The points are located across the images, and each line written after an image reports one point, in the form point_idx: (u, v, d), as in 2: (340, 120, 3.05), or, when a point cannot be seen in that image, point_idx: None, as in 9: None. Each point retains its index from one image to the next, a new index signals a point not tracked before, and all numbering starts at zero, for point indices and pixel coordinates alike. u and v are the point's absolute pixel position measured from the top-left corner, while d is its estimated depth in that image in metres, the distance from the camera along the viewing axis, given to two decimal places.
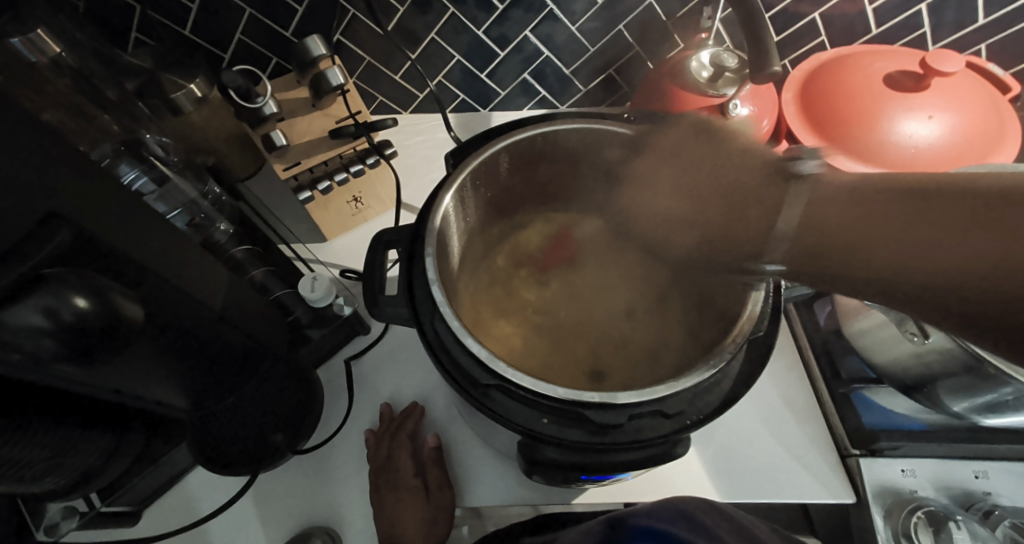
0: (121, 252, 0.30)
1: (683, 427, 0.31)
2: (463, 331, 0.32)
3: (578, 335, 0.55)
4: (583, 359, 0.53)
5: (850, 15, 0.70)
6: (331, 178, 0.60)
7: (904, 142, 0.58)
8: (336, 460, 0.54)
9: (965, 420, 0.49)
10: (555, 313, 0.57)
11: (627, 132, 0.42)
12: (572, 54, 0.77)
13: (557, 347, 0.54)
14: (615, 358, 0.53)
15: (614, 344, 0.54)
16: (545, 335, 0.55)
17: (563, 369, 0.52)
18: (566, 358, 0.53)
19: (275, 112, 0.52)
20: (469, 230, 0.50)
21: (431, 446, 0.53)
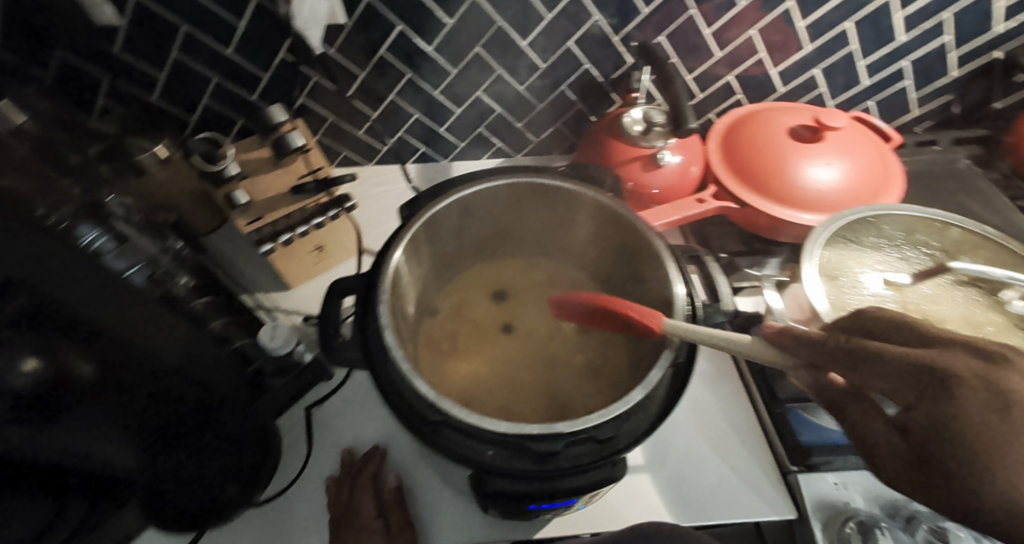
0: (68, 308, 0.34)
1: (616, 450, 0.35)
2: (412, 373, 0.35)
3: (501, 313, 0.62)
4: (486, 305, 0.63)
5: (758, 77, 0.81)
6: (292, 232, 0.62)
7: (809, 187, 0.67)
8: (297, 512, 0.53)
9: None
10: (531, 313, 0.62)
11: (562, 186, 0.47)
12: (522, 110, 0.85)
13: (475, 306, 0.62)
14: (463, 321, 0.62)
15: (477, 327, 0.61)
16: (493, 288, 0.63)
17: (474, 282, 0.63)
18: (471, 297, 0.63)
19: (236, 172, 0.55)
20: (466, 241, 0.56)
21: (391, 487, 0.54)
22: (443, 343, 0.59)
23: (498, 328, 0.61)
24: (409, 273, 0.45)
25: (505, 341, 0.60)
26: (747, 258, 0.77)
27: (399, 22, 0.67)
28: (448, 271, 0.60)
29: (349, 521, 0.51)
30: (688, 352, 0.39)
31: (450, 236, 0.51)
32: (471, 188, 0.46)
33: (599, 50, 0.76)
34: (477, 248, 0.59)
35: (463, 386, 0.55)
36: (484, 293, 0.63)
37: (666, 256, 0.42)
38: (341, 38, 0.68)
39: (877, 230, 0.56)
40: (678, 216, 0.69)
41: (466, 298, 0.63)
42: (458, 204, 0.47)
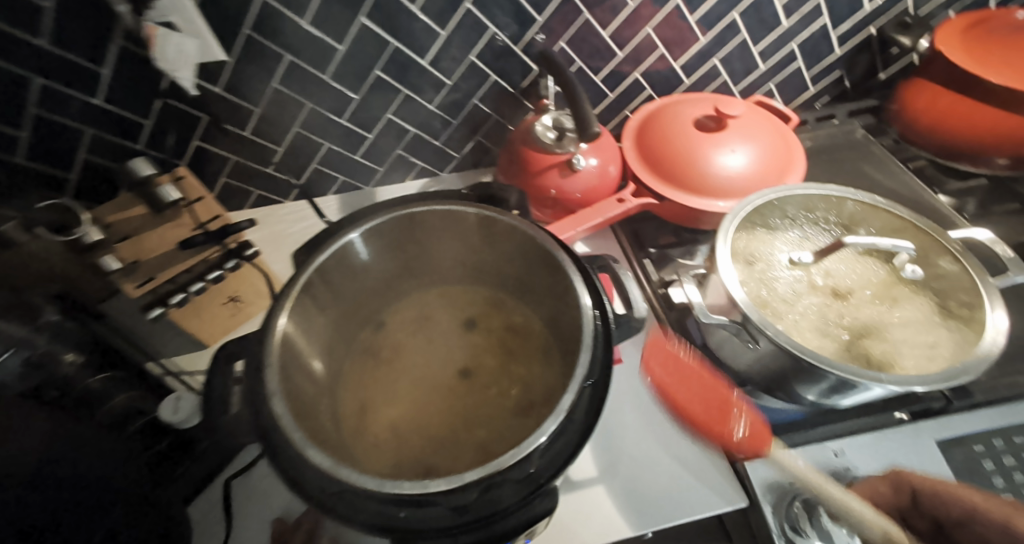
0: None
1: (536, 484, 0.33)
2: (303, 443, 0.31)
3: (456, 339, 0.56)
4: (449, 327, 0.56)
5: (663, 71, 0.82)
6: (186, 289, 0.57)
7: (721, 174, 0.68)
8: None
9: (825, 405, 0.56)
10: (482, 359, 0.54)
11: (466, 210, 0.45)
12: (438, 127, 0.83)
13: (438, 323, 0.57)
14: (419, 331, 0.56)
15: (422, 340, 0.56)
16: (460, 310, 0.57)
17: (448, 295, 0.58)
18: (437, 314, 0.57)
19: (98, 238, 0.49)
20: (411, 260, 0.52)
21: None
22: (376, 350, 0.54)
23: (439, 356, 0.54)
24: (307, 317, 0.42)
25: (445, 372, 0.53)
26: (678, 249, 0.78)
27: (287, 53, 0.63)
28: (427, 278, 0.56)
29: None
30: (602, 367, 0.38)
31: (372, 259, 0.48)
32: (362, 231, 0.44)
33: (505, 61, 0.75)
34: (441, 267, 0.55)
35: (367, 396, 0.51)
36: (454, 310, 0.57)
37: (572, 273, 0.42)
38: (225, 75, 0.63)
39: (781, 211, 0.58)
40: (600, 219, 0.70)
41: (433, 308, 0.57)
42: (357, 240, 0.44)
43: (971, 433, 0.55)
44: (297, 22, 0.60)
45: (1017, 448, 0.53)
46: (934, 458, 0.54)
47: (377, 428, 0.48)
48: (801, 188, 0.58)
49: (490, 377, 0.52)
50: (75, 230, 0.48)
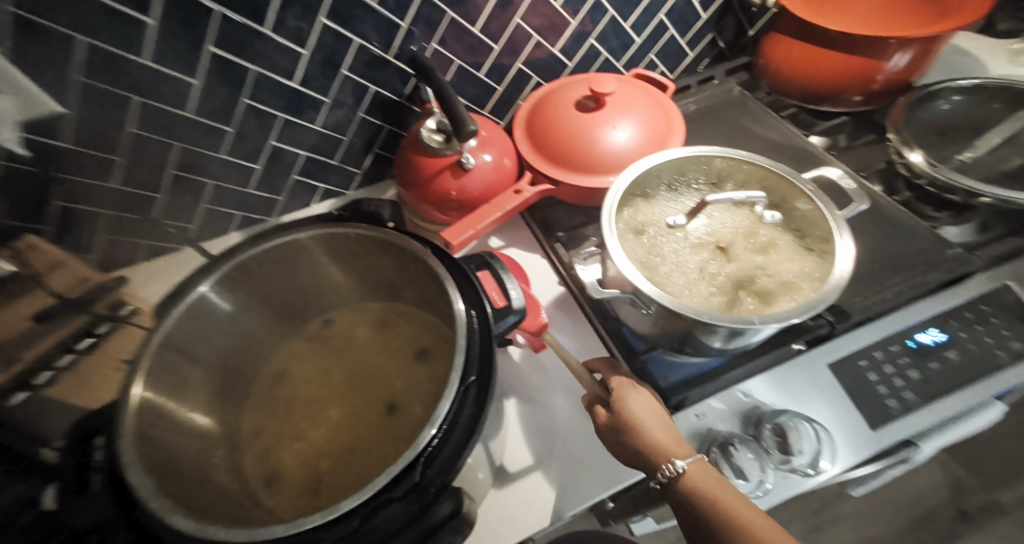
0: None
1: (424, 494, 0.33)
2: (164, 511, 0.30)
3: (397, 360, 0.51)
4: (399, 352, 0.51)
5: (544, 58, 0.84)
6: (50, 366, 0.53)
7: (607, 149, 0.70)
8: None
9: (729, 351, 0.60)
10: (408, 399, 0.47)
11: (327, 230, 0.45)
12: (330, 146, 0.80)
13: (390, 347, 0.52)
14: (368, 351, 0.52)
15: (364, 355, 0.52)
16: (416, 339, 0.50)
17: (410, 316, 0.52)
18: (395, 337, 0.52)
19: None
20: (344, 267, 0.51)
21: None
22: (319, 344, 0.54)
23: (362, 385, 0.50)
24: (172, 361, 0.40)
25: (372, 408, 0.48)
26: (589, 228, 0.80)
27: (134, 95, 0.59)
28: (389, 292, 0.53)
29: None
30: (481, 366, 0.38)
31: (283, 270, 0.48)
32: (212, 282, 0.42)
33: (380, 71, 0.73)
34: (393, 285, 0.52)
35: (288, 369, 0.53)
36: (412, 337, 0.51)
37: (444, 278, 0.42)
38: (69, 128, 0.58)
39: (658, 178, 0.62)
40: (499, 214, 0.70)
41: (391, 325, 0.53)
42: (236, 265, 0.43)
43: (856, 350, 0.60)
44: (138, 62, 0.56)
45: (893, 355, 0.60)
46: (829, 380, 0.59)
47: (275, 402, 0.50)
48: (674, 154, 0.60)
49: (398, 424, 0.46)
50: None
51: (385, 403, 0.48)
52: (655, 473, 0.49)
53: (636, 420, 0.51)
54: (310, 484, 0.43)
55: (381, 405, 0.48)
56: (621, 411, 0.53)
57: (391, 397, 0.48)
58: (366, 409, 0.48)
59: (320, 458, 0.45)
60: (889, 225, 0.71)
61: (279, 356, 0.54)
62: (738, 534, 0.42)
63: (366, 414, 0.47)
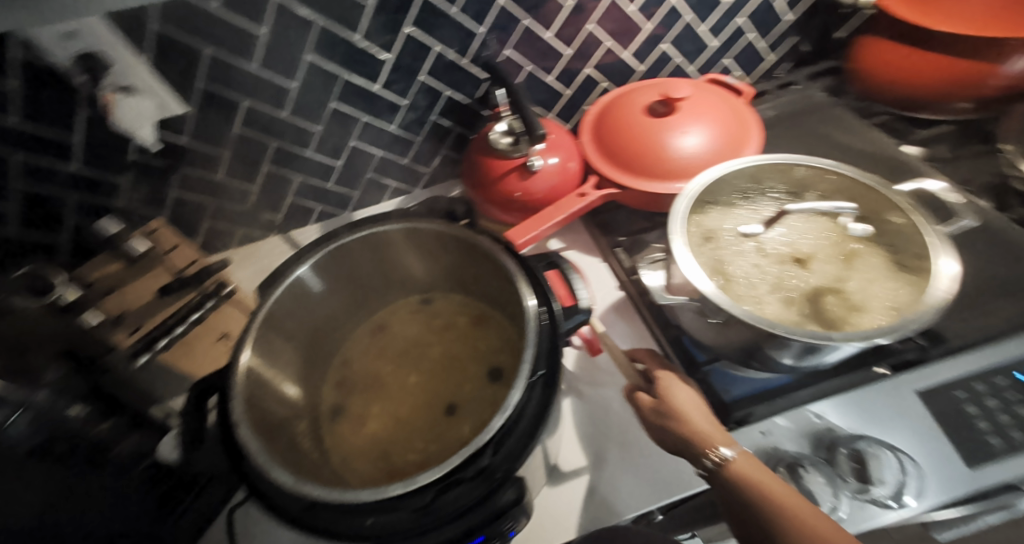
0: None
1: (491, 480, 0.35)
2: (268, 465, 0.34)
3: (469, 357, 0.54)
4: (477, 363, 0.53)
5: (615, 63, 0.84)
6: (169, 333, 0.59)
7: (676, 155, 0.69)
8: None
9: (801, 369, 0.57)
10: (466, 396, 0.51)
11: (421, 225, 0.48)
12: (403, 147, 0.85)
13: (473, 353, 0.54)
14: (455, 354, 0.55)
15: (448, 351, 0.56)
16: (498, 359, 0.52)
17: (504, 336, 0.53)
18: (481, 350, 0.54)
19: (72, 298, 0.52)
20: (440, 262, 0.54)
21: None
22: (420, 319, 0.59)
23: (432, 385, 0.53)
24: (283, 314, 0.46)
25: (435, 402, 0.51)
26: (651, 234, 0.79)
27: (242, 98, 0.66)
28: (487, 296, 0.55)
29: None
30: (549, 362, 0.39)
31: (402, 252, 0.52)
32: (310, 265, 0.46)
33: (454, 76, 0.77)
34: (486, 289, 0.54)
35: (387, 323, 0.59)
36: (494, 352, 0.53)
37: (516, 274, 0.44)
38: (189, 126, 0.66)
39: (732, 186, 0.60)
40: (563, 216, 0.71)
41: (484, 333, 0.55)
42: (357, 240, 0.48)
43: (952, 379, 0.55)
44: (249, 68, 0.63)
45: (996, 389, 0.54)
46: (915, 410, 0.55)
47: (367, 349, 0.58)
48: (751, 161, 0.58)
49: (458, 412, 0.49)
50: (54, 290, 0.52)
51: (446, 403, 0.51)
52: (701, 459, 0.48)
53: (678, 408, 0.52)
54: (354, 429, 0.51)
55: (443, 403, 0.51)
56: (665, 399, 0.53)
57: (454, 399, 0.51)
58: (429, 402, 0.51)
59: (371, 415, 0.51)
60: (998, 245, 0.64)
61: (386, 310, 0.60)
62: (777, 512, 0.42)
63: (428, 401, 0.51)
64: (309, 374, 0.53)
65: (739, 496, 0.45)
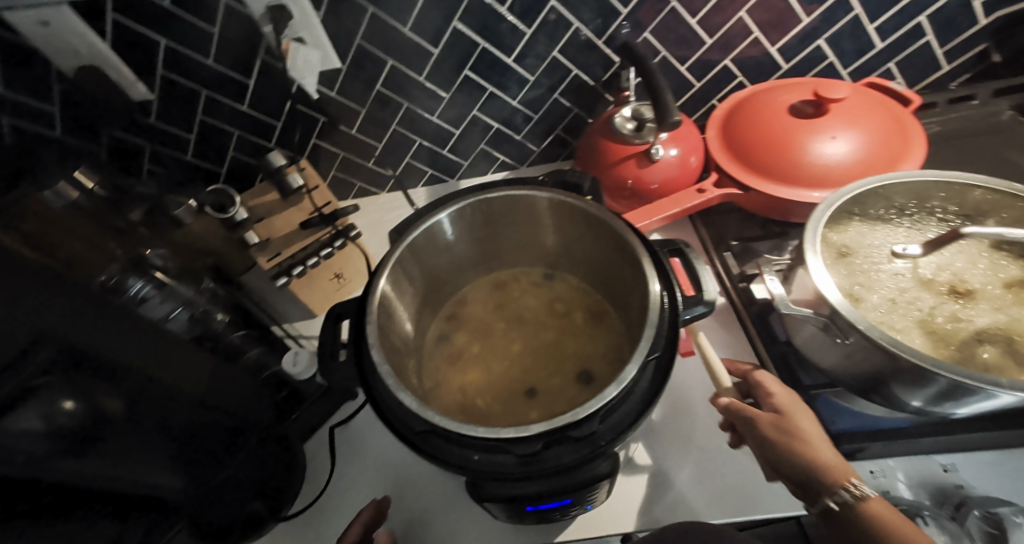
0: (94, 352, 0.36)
1: (596, 446, 0.35)
2: (397, 386, 0.37)
3: (569, 344, 0.56)
4: (571, 360, 0.54)
5: (757, 57, 0.79)
6: (303, 264, 0.66)
7: (817, 161, 0.64)
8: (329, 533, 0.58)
9: (934, 415, 0.51)
10: (547, 379, 0.53)
11: (563, 198, 0.47)
12: (519, 122, 0.87)
13: (570, 346, 0.55)
14: (558, 343, 0.56)
15: (548, 333, 0.57)
16: (594, 365, 0.53)
17: (612, 348, 0.53)
18: (577, 350, 0.55)
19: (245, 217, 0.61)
20: (570, 243, 0.55)
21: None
22: (540, 291, 0.61)
23: (523, 361, 0.55)
24: (429, 242, 0.50)
25: (517, 379, 0.53)
26: (767, 243, 0.74)
27: (390, 58, 0.71)
28: (610, 295, 0.56)
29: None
30: (666, 345, 0.39)
31: (555, 224, 0.53)
32: (449, 213, 0.48)
33: (586, 55, 0.77)
34: (608, 286, 0.55)
35: (506, 282, 0.62)
36: (591, 355, 0.54)
37: (641, 253, 0.42)
38: (340, 80, 0.72)
39: (887, 201, 0.54)
40: (677, 209, 0.69)
41: (597, 331, 0.56)
42: (519, 197, 0.49)
43: None
44: (402, 32, 0.68)
45: None
46: None
47: (482, 301, 0.61)
48: (921, 175, 0.52)
49: (543, 391, 0.52)
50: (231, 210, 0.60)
51: (526, 385, 0.52)
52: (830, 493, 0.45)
53: (806, 433, 0.47)
54: (449, 358, 0.57)
55: (524, 383, 0.52)
56: (789, 419, 0.49)
57: (531, 381, 0.53)
58: (515, 374, 0.54)
59: (464, 356, 0.57)
60: None
61: (514, 266, 0.62)
62: None
63: (514, 370, 0.54)
64: (425, 313, 0.57)
65: (872, 539, 0.41)
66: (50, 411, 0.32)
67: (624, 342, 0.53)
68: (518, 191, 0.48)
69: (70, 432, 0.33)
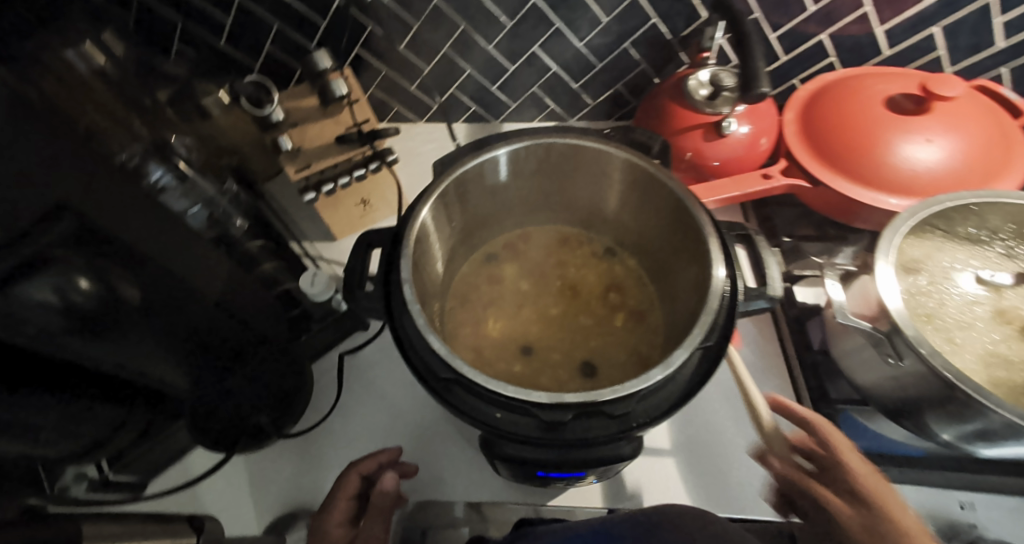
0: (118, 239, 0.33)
1: (627, 427, 0.33)
2: (427, 329, 0.35)
3: (600, 327, 0.54)
4: (580, 346, 0.52)
5: (858, 36, 0.71)
6: (334, 181, 0.62)
7: (902, 165, 0.58)
8: (325, 460, 0.58)
9: (959, 451, 0.50)
10: (546, 349, 0.52)
11: (641, 165, 0.43)
12: (580, 69, 0.80)
13: (587, 334, 0.53)
14: (585, 324, 0.54)
15: (583, 314, 0.55)
16: (602, 359, 0.51)
17: (637, 354, 0.51)
18: (594, 339, 0.52)
19: (281, 118, 0.55)
20: (638, 219, 0.51)
21: (383, 489, 0.47)
22: (598, 267, 0.58)
23: (538, 330, 0.53)
24: (489, 175, 0.46)
25: (517, 338, 0.53)
26: (820, 245, 0.69)
27: None
28: (664, 292, 0.52)
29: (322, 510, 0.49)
30: (719, 335, 0.36)
31: (641, 201, 0.48)
32: (510, 150, 0.44)
33: (671, 3, 0.69)
34: (664, 282, 0.52)
35: (567, 239, 0.59)
36: (606, 348, 0.52)
37: (709, 235, 0.38)
38: None
39: (979, 219, 0.49)
40: (738, 192, 0.64)
41: (631, 333, 0.53)
42: (600, 152, 0.44)
43: None
44: None
45: None
46: None
47: (534, 251, 0.58)
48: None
49: (546, 357, 0.51)
50: (266, 106, 0.54)
51: (522, 344, 0.52)
52: None
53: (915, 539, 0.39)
54: (490, 281, 0.57)
55: (525, 345, 0.52)
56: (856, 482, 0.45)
57: (524, 340, 0.53)
58: (524, 330, 0.53)
59: (502, 285, 0.57)
60: None
61: (580, 226, 0.59)
62: None
63: (531, 328, 0.53)
64: (462, 248, 0.55)
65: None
66: (64, 285, 0.30)
67: (668, 335, 0.50)
68: (619, 150, 0.43)
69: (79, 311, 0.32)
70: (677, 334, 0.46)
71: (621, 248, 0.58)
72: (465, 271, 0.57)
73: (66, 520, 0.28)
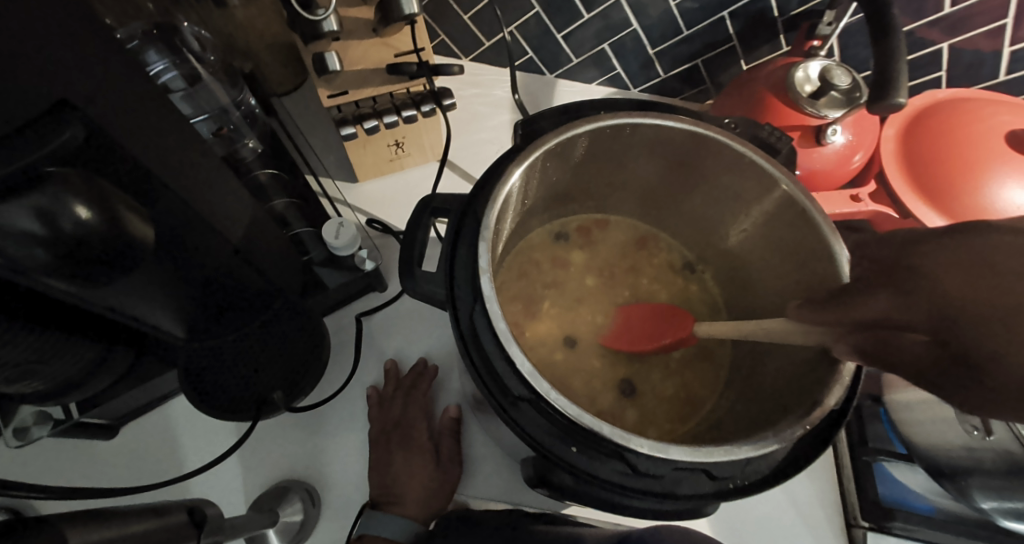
0: (134, 161, 0.25)
1: (725, 491, 0.28)
2: (508, 339, 0.28)
3: None
4: (632, 358, 0.47)
5: (982, 53, 0.63)
6: (379, 118, 0.53)
7: (1007, 212, 0.52)
8: (326, 431, 0.52)
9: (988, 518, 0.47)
10: (592, 352, 0.47)
11: (775, 175, 0.35)
12: (663, 33, 0.69)
13: None
14: None
15: None
16: (646, 381, 0.47)
17: (684, 390, 0.47)
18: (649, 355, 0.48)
19: (334, 30, 0.44)
20: (741, 231, 0.44)
21: (449, 415, 0.53)
22: (673, 281, 0.52)
23: (588, 333, 0.48)
24: (586, 148, 0.38)
25: (565, 338, 0.47)
26: None
27: None
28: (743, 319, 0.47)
29: (401, 434, 0.50)
30: (845, 400, 0.31)
31: (760, 222, 0.40)
32: (621, 123, 0.35)
33: None
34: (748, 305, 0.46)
35: (641, 235, 0.53)
36: (658, 369, 0.48)
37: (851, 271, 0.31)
38: None
39: None
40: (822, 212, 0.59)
41: (688, 356, 0.48)
42: (729, 149, 0.36)
43: None
44: None
45: None
46: None
47: (603, 244, 0.52)
48: None
49: (595, 363, 0.47)
50: (318, 11, 0.43)
51: (568, 339, 0.47)
52: None
53: None
54: (547, 265, 0.50)
55: (573, 346, 0.47)
56: None
57: (570, 332, 0.48)
58: (574, 329, 0.48)
59: (559, 274, 0.50)
60: None
61: (657, 223, 0.52)
62: None
63: (582, 329, 0.48)
64: (522, 227, 0.47)
65: None
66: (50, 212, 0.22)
67: (739, 373, 0.45)
68: (761, 157, 0.35)
69: (95, 246, 0.25)
70: (760, 372, 0.42)
71: (702, 264, 0.52)
72: (526, 246, 0.50)
73: (50, 532, 0.20)
